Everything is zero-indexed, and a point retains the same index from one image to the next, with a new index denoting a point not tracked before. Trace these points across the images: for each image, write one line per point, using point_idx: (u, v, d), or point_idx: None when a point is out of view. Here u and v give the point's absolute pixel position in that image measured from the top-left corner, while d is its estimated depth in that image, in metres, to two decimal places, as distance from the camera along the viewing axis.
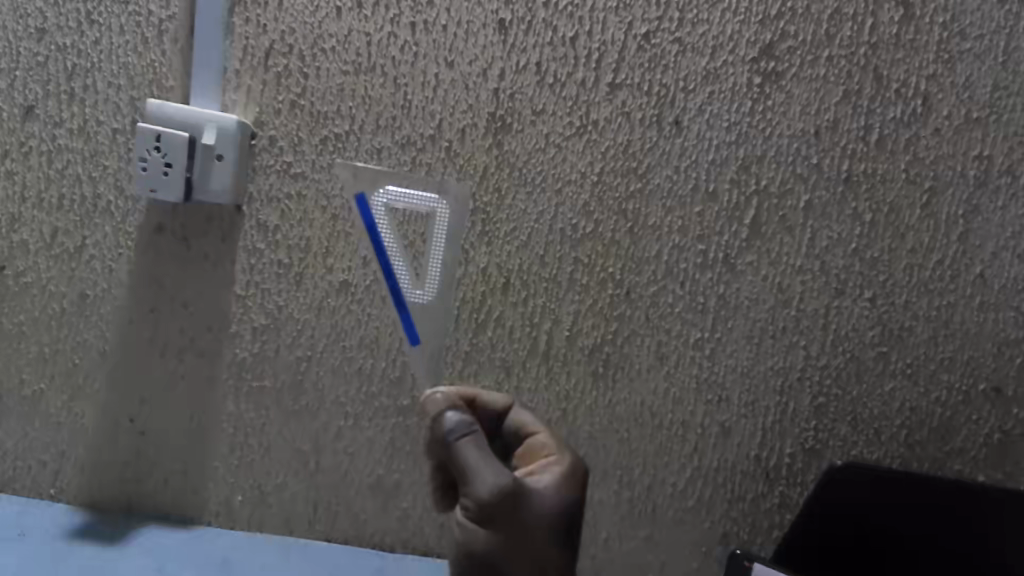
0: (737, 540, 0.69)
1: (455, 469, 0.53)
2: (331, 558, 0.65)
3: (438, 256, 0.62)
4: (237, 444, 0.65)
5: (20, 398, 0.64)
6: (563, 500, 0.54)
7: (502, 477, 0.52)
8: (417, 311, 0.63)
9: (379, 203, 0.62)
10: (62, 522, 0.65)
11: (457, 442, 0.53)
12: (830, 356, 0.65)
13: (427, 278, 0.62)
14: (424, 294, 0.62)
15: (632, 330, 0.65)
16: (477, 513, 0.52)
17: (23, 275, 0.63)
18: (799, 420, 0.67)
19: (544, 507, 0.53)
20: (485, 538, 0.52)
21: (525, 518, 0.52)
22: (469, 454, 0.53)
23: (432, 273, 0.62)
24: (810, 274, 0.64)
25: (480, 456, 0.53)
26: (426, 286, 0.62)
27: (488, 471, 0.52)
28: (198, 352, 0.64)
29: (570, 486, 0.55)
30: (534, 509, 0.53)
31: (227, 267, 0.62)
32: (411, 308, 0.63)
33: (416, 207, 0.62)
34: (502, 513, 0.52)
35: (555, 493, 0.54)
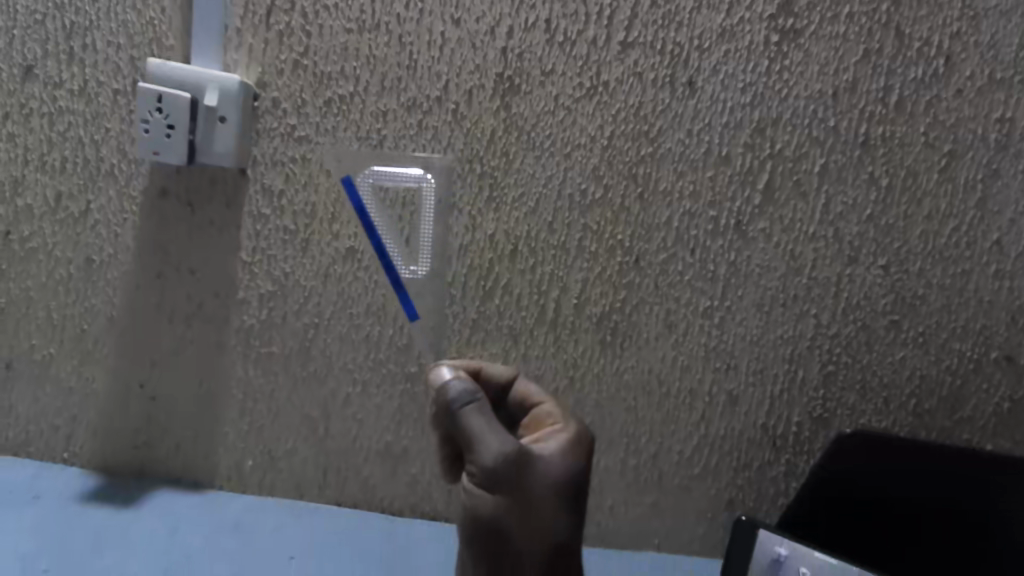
0: (742, 507, 0.70)
1: (460, 436, 0.53)
2: (341, 522, 0.66)
3: (429, 231, 0.61)
4: (247, 409, 0.65)
5: (30, 362, 0.65)
6: (570, 466, 0.54)
7: (508, 444, 0.52)
8: (411, 287, 0.62)
9: (367, 182, 0.61)
10: (74, 486, 0.66)
11: (463, 411, 0.52)
12: (840, 325, 0.65)
13: (421, 253, 0.62)
14: (418, 270, 0.62)
15: (640, 298, 0.64)
16: (484, 480, 0.51)
17: (28, 240, 0.63)
18: (807, 388, 0.67)
19: (551, 474, 0.53)
20: (492, 504, 0.51)
21: (531, 485, 0.52)
22: (474, 422, 0.52)
23: (426, 247, 0.62)
24: (823, 241, 0.63)
25: (487, 424, 0.52)
26: (420, 261, 0.62)
27: (494, 438, 0.52)
28: (205, 318, 0.64)
29: (576, 453, 0.55)
30: (541, 476, 0.53)
31: (233, 233, 0.62)
32: (405, 284, 0.62)
33: (403, 184, 0.61)
34: (509, 481, 0.51)
35: (562, 459, 0.54)
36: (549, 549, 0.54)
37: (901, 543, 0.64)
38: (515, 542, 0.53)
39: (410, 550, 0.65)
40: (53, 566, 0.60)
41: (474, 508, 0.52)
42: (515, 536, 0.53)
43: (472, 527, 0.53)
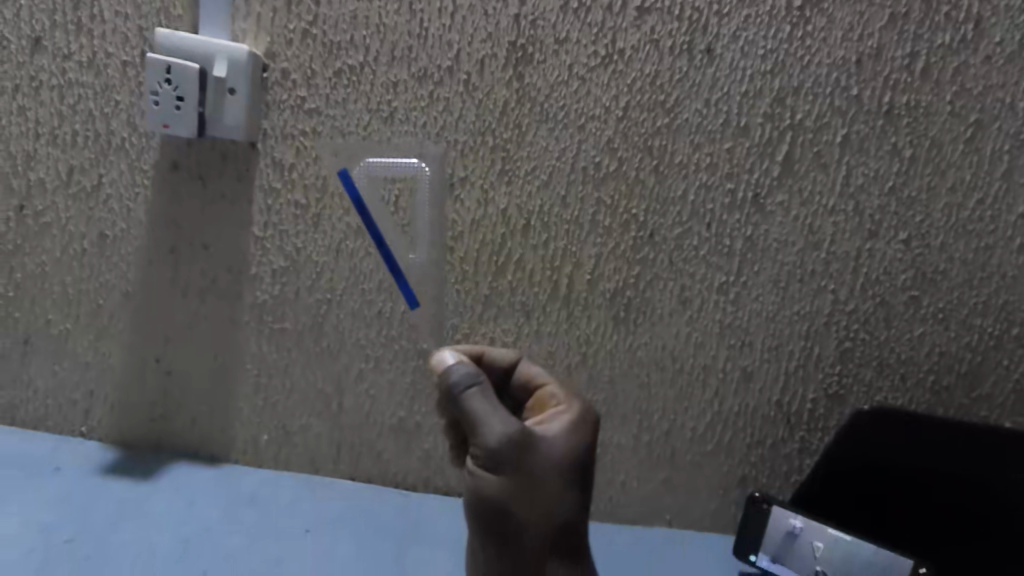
0: (755, 484, 0.70)
1: (463, 420, 0.51)
2: (356, 496, 0.67)
3: (427, 219, 0.61)
4: (261, 384, 0.66)
5: (47, 337, 0.66)
6: (575, 446, 0.52)
7: (513, 425, 0.49)
8: (411, 277, 0.61)
9: (365, 175, 0.60)
10: (94, 459, 0.67)
11: (465, 394, 0.51)
12: (858, 300, 0.64)
13: (420, 240, 0.61)
14: (417, 258, 0.61)
15: (654, 274, 0.63)
16: (488, 464, 0.49)
17: (42, 215, 0.63)
18: (823, 365, 0.66)
19: (555, 456, 0.50)
20: (497, 489, 0.49)
21: (537, 467, 0.49)
22: (477, 404, 0.50)
23: (425, 235, 0.61)
24: (842, 214, 0.61)
25: (489, 406, 0.50)
26: (419, 249, 0.61)
27: (496, 421, 0.49)
28: (219, 293, 0.64)
29: (581, 433, 0.52)
30: (545, 458, 0.50)
31: (244, 208, 0.62)
32: (404, 274, 0.61)
33: (398, 174, 0.60)
34: (514, 463, 0.49)
35: (566, 439, 0.51)
36: (559, 536, 0.51)
37: (916, 522, 0.64)
38: (523, 529, 0.50)
39: (425, 522, 0.65)
40: (75, 536, 0.59)
41: (477, 495, 0.49)
42: (522, 523, 0.49)
43: (477, 514, 0.50)
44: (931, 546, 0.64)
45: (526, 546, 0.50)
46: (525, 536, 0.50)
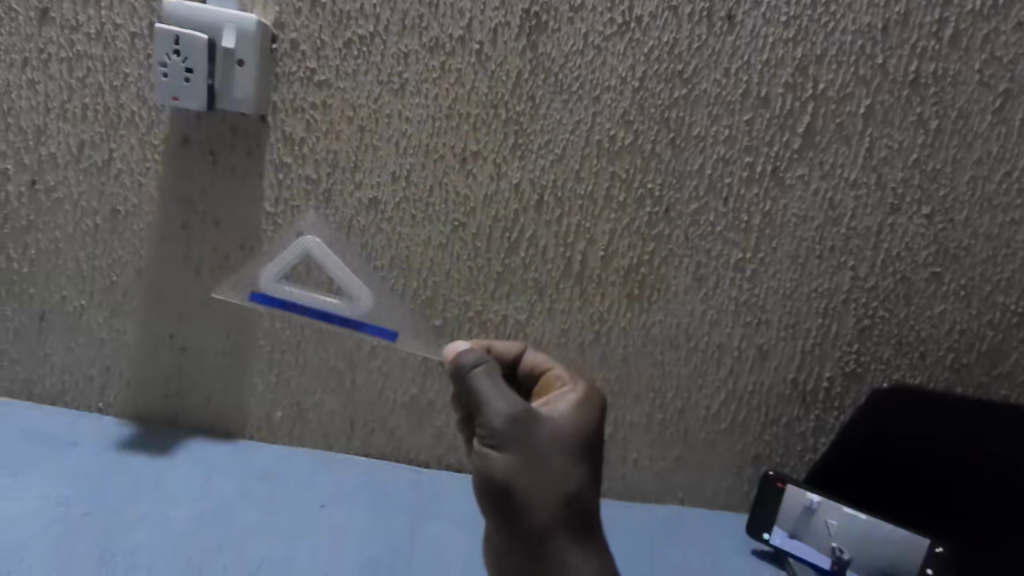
0: (768, 463, 0.69)
1: (469, 401, 0.50)
2: (369, 473, 0.67)
3: (342, 272, 0.58)
4: (275, 360, 0.66)
5: (62, 313, 0.66)
6: (582, 425, 0.50)
7: (518, 404, 0.48)
8: (367, 319, 0.57)
9: (272, 281, 0.58)
10: (111, 434, 0.67)
11: (474, 376, 0.49)
12: (878, 277, 0.62)
13: (357, 292, 0.58)
14: (360, 300, 0.57)
15: (669, 250, 0.62)
16: (495, 443, 0.47)
17: (54, 190, 0.63)
18: (841, 342, 0.65)
19: (563, 433, 0.48)
20: (507, 473, 0.46)
21: (547, 451, 0.47)
22: (483, 383, 0.49)
23: (355, 286, 0.58)
24: (864, 188, 0.60)
25: (494, 385, 0.49)
26: (356, 293, 0.58)
27: (505, 404, 0.48)
28: (231, 270, 0.64)
29: (587, 412, 0.51)
30: (552, 435, 0.48)
31: (255, 184, 0.61)
32: (359, 317, 0.57)
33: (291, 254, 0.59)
34: (524, 448, 0.47)
35: (574, 421, 0.50)
36: (574, 522, 0.47)
37: (939, 501, 0.63)
38: (533, 514, 0.46)
39: (438, 498, 0.66)
40: (94, 510, 0.59)
41: (484, 476, 0.47)
42: (532, 507, 0.46)
43: (485, 498, 0.47)
44: (958, 524, 0.63)
45: (539, 533, 0.46)
46: (538, 521, 0.46)
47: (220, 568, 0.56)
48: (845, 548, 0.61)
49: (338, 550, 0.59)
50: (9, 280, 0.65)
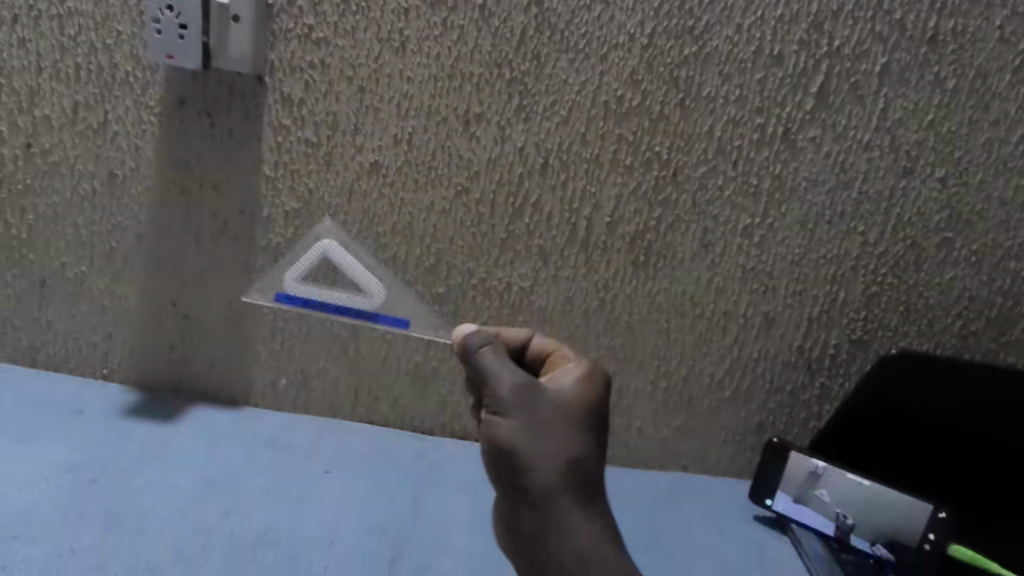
0: (772, 430, 0.69)
1: (476, 379, 0.49)
2: (373, 440, 0.68)
3: (357, 267, 0.57)
4: (277, 328, 0.65)
5: (63, 280, 0.65)
6: (589, 398, 0.48)
7: (524, 375, 0.48)
8: (381, 309, 0.57)
9: (294, 282, 0.57)
10: (116, 402, 0.67)
11: (480, 355, 0.48)
12: (889, 243, 0.62)
13: (370, 284, 0.57)
14: (375, 294, 0.57)
15: (676, 216, 0.61)
16: (504, 418, 0.46)
17: (50, 153, 0.62)
18: (848, 310, 0.64)
19: (569, 403, 0.47)
20: (517, 449, 0.45)
21: (556, 425, 0.46)
22: (488, 359, 0.48)
23: (369, 278, 0.57)
24: (877, 150, 0.59)
25: (499, 359, 0.48)
26: (371, 288, 0.57)
27: (512, 381, 0.47)
28: (232, 236, 0.63)
29: (595, 384, 0.49)
30: (558, 404, 0.47)
31: (254, 147, 0.60)
32: (373, 307, 0.56)
33: (311, 256, 0.58)
34: (534, 422, 0.46)
35: (581, 396, 0.48)
36: (584, 493, 0.45)
37: (942, 466, 0.64)
38: (541, 483, 0.45)
39: (443, 464, 0.66)
40: (101, 475, 0.59)
41: (491, 447, 0.46)
42: (540, 476, 0.45)
43: (492, 470, 0.46)
44: (959, 489, 0.63)
45: (547, 502, 0.45)
46: (546, 491, 0.45)
47: (228, 532, 0.56)
48: (848, 513, 0.61)
49: (345, 515, 0.59)
50: (8, 246, 0.65)
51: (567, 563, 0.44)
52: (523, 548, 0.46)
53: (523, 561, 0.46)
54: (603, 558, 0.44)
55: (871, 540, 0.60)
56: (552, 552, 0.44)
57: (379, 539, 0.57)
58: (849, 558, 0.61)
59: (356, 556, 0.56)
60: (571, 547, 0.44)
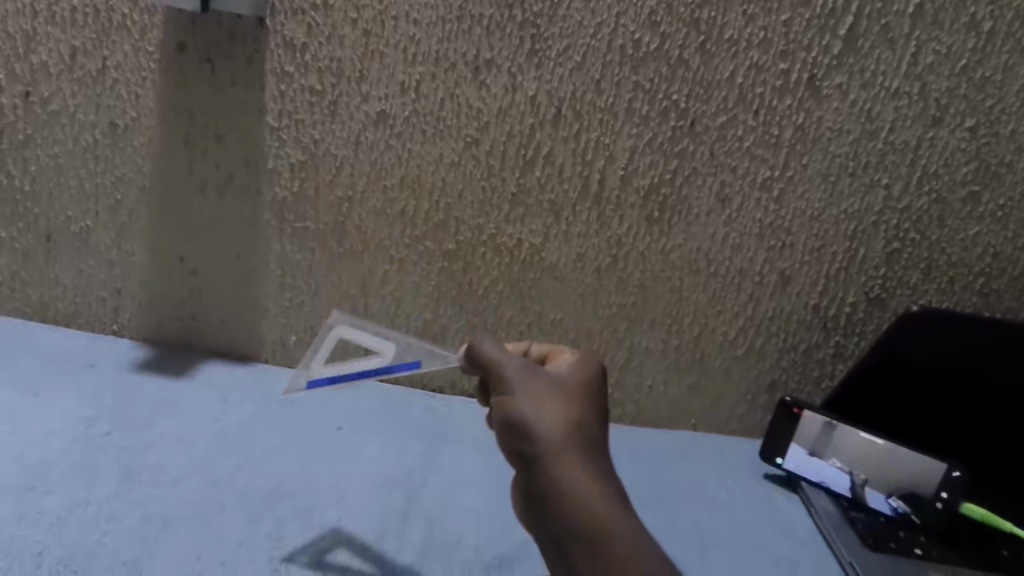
0: (784, 389, 0.69)
1: (483, 374, 0.50)
2: (381, 399, 0.69)
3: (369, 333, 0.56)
4: (288, 284, 0.65)
5: (68, 234, 0.65)
6: (588, 376, 0.48)
7: (527, 360, 0.49)
8: (394, 361, 0.53)
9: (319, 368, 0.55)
10: (127, 356, 0.67)
11: (485, 347, 0.50)
12: (913, 196, 0.60)
13: (378, 344, 0.55)
14: (386, 351, 0.54)
15: (692, 169, 0.60)
16: (509, 398, 0.46)
17: (49, 102, 0.60)
18: (867, 267, 0.63)
19: (567, 377, 0.48)
20: (523, 423, 0.45)
21: (560, 400, 0.46)
22: (492, 350, 0.50)
23: (375, 339, 0.55)
24: (905, 98, 0.57)
25: (501, 348, 0.50)
26: (381, 347, 0.55)
27: (514, 365, 0.48)
28: (237, 189, 0.62)
29: (592, 363, 0.50)
30: (556, 379, 0.48)
31: (257, 95, 0.59)
32: (387, 360, 0.53)
33: (326, 345, 0.57)
34: (539, 397, 0.46)
35: (580, 374, 0.48)
36: (590, 454, 0.44)
37: (956, 422, 0.63)
38: (547, 447, 0.44)
39: (452, 422, 0.67)
40: (115, 429, 0.58)
41: (498, 421, 0.47)
42: (547, 443, 0.44)
43: (502, 443, 0.46)
44: (970, 442, 0.64)
45: (554, 465, 0.43)
46: (553, 454, 0.44)
47: (241, 486, 0.55)
48: (861, 469, 0.61)
49: (357, 469, 0.59)
50: (11, 199, 0.64)
51: (579, 527, 0.42)
52: (539, 518, 0.44)
53: (542, 533, 0.45)
54: (616, 519, 0.42)
55: (885, 494, 0.60)
56: (563, 517, 0.43)
57: (392, 494, 0.57)
58: (859, 515, 0.61)
59: (371, 508, 0.55)
60: (582, 508, 0.42)
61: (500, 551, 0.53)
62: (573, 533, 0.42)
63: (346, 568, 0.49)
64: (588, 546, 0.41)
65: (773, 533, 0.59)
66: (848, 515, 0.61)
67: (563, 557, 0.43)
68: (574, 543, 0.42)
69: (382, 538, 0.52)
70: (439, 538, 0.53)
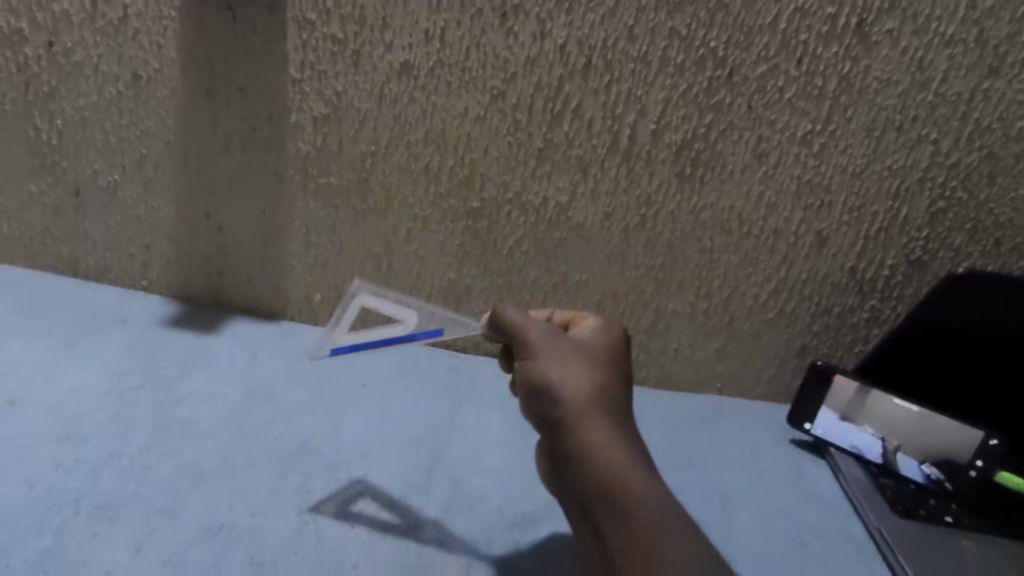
0: (815, 354, 0.67)
1: (505, 340, 0.49)
2: (405, 358, 0.69)
3: (393, 303, 0.54)
4: (312, 241, 0.65)
5: (96, 188, 0.65)
6: (611, 342, 0.48)
7: (550, 326, 0.48)
8: (417, 329, 0.53)
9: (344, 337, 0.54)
10: (157, 312, 0.68)
11: (508, 312, 0.49)
12: (962, 153, 0.57)
13: (402, 314, 0.54)
14: (410, 320, 0.54)
15: (728, 123, 0.57)
16: (533, 362, 0.46)
17: (72, 53, 0.60)
18: (909, 228, 0.60)
19: (591, 343, 0.47)
20: (547, 386, 0.45)
21: (583, 365, 0.46)
22: (515, 314, 0.49)
23: (399, 308, 0.54)
24: (961, 46, 0.54)
25: (524, 313, 0.49)
26: (406, 316, 0.54)
27: (537, 330, 0.48)
28: (260, 143, 0.61)
29: (614, 330, 0.49)
30: (580, 344, 0.47)
31: (279, 45, 0.57)
32: (410, 329, 0.53)
33: (350, 313, 0.54)
34: (563, 362, 0.46)
35: (603, 340, 0.48)
36: (614, 419, 0.44)
37: (997, 391, 0.61)
38: (571, 411, 0.44)
39: (475, 382, 0.67)
40: (147, 382, 0.59)
41: (521, 385, 0.46)
42: (572, 406, 0.44)
43: (526, 407, 0.46)
44: (1012, 412, 0.61)
45: (577, 429, 0.43)
46: (577, 418, 0.43)
47: (269, 440, 0.56)
48: (894, 436, 0.60)
49: (382, 427, 0.59)
50: (38, 153, 0.64)
51: (602, 490, 0.41)
52: (563, 481, 0.44)
53: (566, 497, 0.45)
54: (641, 483, 0.41)
55: (919, 461, 0.59)
56: (588, 480, 0.42)
57: (416, 452, 0.57)
58: (888, 482, 0.60)
59: (396, 465, 0.56)
60: (607, 472, 0.42)
61: (523, 510, 0.53)
62: (596, 496, 0.41)
63: (373, 518, 0.50)
64: (612, 509, 0.41)
65: (800, 498, 0.59)
66: (877, 481, 0.60)
67: (587, 519, 0.42)
68: (598, 506, 0.41)
69: (408, 493, 0.53)
70: (463, 495, 0.54)
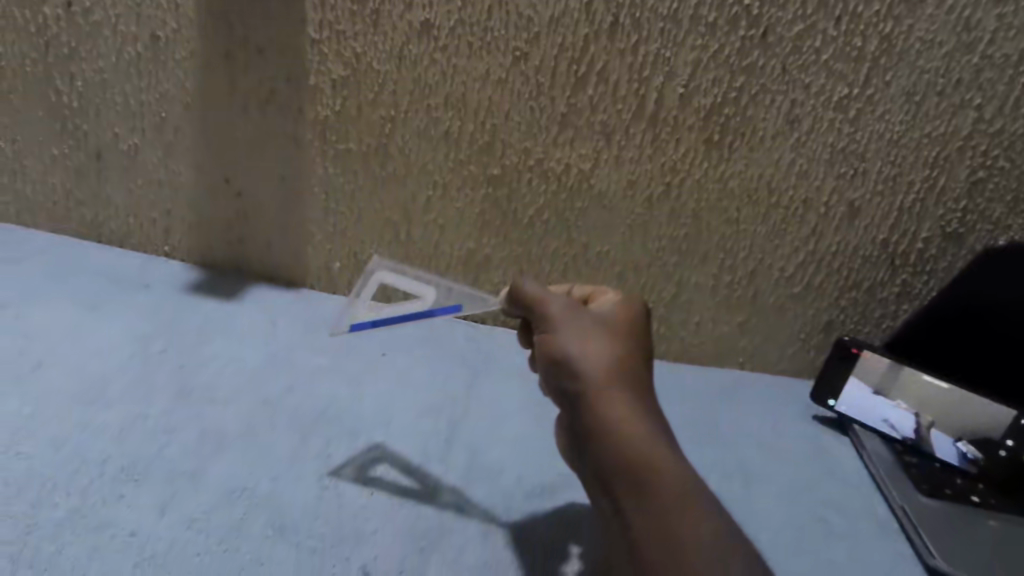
0: (842, 330, 0.65)
1: (525, 315, 0.49)
2: (423, 327, 0.68)
3: (410, 279, 0.56)
4: (330, 208, 0.64)
5: (117, 153, 0.65)
6: (631, 316, 0.47)
7: (569, 300, 0.48)
8: (435, 306, 0.52)
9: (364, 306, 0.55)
10: (178, 278, 0.68)
11: (527, 286, 0.49)
12: (1007, 120, 0.54)
13: (419, 289, 0.55)
14: (427, 293, 0.54)
15: (760, 86, 0.55)
16: (552, 336, 0.45)
17: (90, 13, 0.59)
18: (946, 199, 0.58)
19: (611, 317, 0.46)
20: (567, 361, 0.44)
21: (603, 339, 0.45)
22: (534, 288, 0.48)
23: (416, 283, 0.55)
24: (1012, 4, 0.51)
25: (544, 287, 0.49)
26: (423, 287, 0.55)
27: (557, 304, 0.47)
28: (279, 107, 0.60)
29: (635, 304, 0.48)
30: (600, 319, 0.46)
31: (297, 4, 0.56)
32: (428, 305, 0.52)
33: (369, 289, 0.56)
34: (583, 336, 0.45)
35: (623, 315, 0.47)
36: (635, 393, 0.43)
37: None
38: (591, 385, 0.43)
39: (494, 353, 0.67)
40: (170, 347, 0.60)
41: (541, 359, 0.46)
42: (592, 380, 0.43)
43: (545, 381, 0.45)
44: None
45: (597, 403, 0.42)
46: (597, 392, 0.43)
47: (289, 406, 0.56)
48: (926, 411, 0.59)
49: (400, 396, 0.59)
50: (60, 116, 0.64)
51: (622, 464, 0.40)
52: (582, 455, 0.43)
53: (585, 471, 0.44)
54: (662, 457, 0.40)
55: (953, 438, 0.57)
56: (608, 454, 0.41)
57: (435, 421, 0.57)
58: (913, 460, 0.58)
59: (414, 434, 0.56)
60: (627, 445, 0.41)
61: (541, 480, 0.53)
62: (616, 470, 0.41)
63: (392, 483, 0.51)
64: (632, 483, 0.40)
65: (822, 474, 0.58)
66: (902, 459, 0.58)
67: (607, 493, 0.42)
68: (618, 479, 0.40)
69: (426, 460, 0.53)
70: (482, 464, 0.54)
